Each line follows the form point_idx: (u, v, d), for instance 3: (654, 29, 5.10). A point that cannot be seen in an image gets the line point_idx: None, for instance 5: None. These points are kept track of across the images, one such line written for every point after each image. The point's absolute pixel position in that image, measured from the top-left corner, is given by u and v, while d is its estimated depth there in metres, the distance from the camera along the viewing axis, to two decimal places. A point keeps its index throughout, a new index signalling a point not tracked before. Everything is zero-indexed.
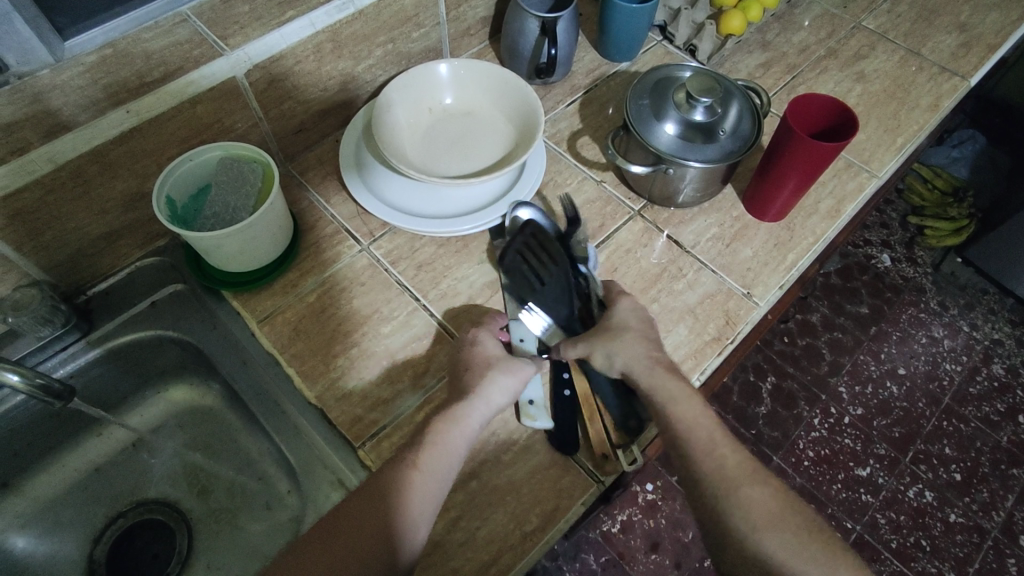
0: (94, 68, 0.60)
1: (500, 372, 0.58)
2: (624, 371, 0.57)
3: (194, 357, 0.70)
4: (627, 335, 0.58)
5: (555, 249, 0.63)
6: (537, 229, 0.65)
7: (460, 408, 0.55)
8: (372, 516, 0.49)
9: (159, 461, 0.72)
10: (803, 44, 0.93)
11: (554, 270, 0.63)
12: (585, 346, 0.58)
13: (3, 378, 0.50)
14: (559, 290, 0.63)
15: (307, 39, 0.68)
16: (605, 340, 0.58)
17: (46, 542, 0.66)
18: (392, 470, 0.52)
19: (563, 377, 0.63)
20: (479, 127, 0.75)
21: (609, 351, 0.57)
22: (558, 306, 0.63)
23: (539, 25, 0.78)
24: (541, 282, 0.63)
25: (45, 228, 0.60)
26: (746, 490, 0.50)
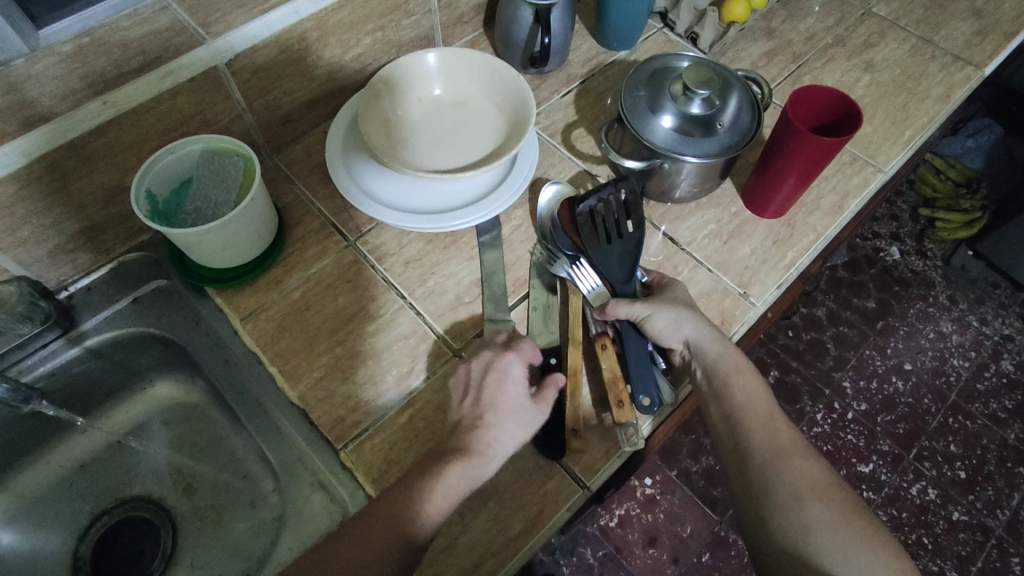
0: (70, 58, 0.58)
1: (517, 415, 0.55)
2: (689, 338, 0.60)
3: (178, 354, 0.69)
4: (693, 307, 0.62)
5: (636, 216, 0.66)
6: (629, 191, 0.67)
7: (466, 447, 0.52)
8: (377, 532, 0.48)
9: (144, 459, 0.71)
10: (810, 32, 0.90)
11: (628, 236, 0.65)
12: (652, 306, 0.60)
13: None
14: (624, 255, 0.65)
15: (292, 27, 0.66)
16: (675, 305, 0.61)
17: (32, 537, 0.66)
18: (395, 503, 0.50)
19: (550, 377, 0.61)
20: (471, 119, 0.72)
21: (679, 316, 0.60)
22: (617, 269, 0.64)
23: (532, 12, 0.75)
24: (610, 240, 0.65)
25: (23, 224, 0.59)
26: (770, 481, 0.54)
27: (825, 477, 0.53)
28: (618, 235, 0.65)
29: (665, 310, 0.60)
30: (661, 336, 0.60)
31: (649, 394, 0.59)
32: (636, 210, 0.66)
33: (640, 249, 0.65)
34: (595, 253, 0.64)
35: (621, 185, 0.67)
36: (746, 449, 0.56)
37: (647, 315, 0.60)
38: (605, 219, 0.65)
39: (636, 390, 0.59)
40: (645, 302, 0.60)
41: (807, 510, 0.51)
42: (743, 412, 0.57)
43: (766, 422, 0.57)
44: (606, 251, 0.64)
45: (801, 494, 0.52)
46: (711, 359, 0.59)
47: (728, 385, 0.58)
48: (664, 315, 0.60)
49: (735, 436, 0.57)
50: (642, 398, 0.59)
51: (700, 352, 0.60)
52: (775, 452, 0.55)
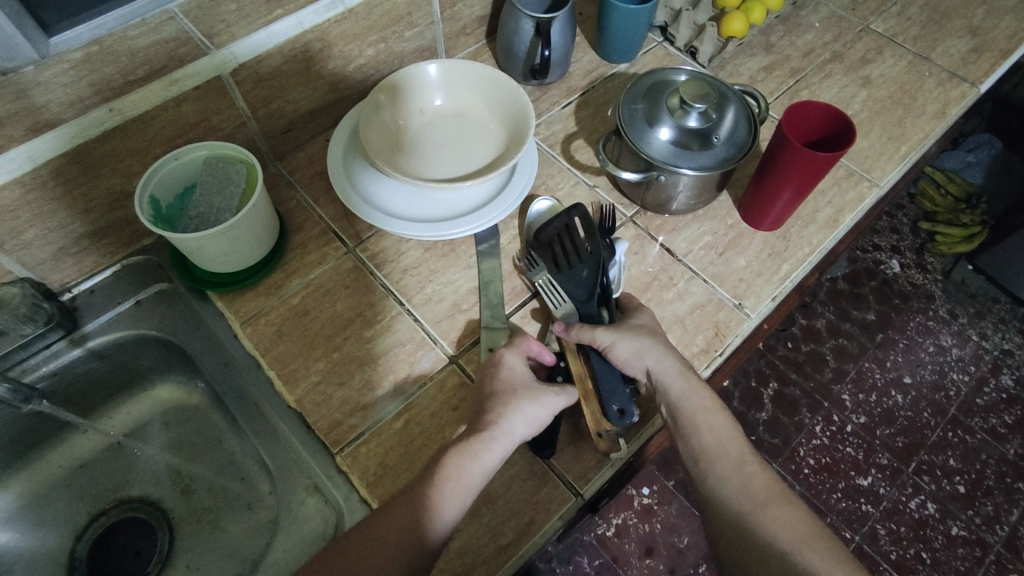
0: (80, 65, 0.58)
1: (532, 398, 0.55)
2: (650, 369, 0.59)
3: (179, 357, 0.70)
4: (658, 337, 0.61)
5: (593, 239, 0.65)
6: (582, 216, 0.66)
7: (478, 443, 0.52)
8: (406, 518, 0.49)
9: (143, 460, 0.72)
10: (808, 48, 0.91)
11: (588, 257, 0.65)
12: (613, 335, 0.59)
13: None
14: (584, 275, 0.64)
15: (295, 39, 0.67)
16: (637, 333, 0.60)
17: (30, 536, 0.67)
18: (415, 504, 0.50)
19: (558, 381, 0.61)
20: (471, 130, 0.73)
21: (641, 346, 0.59)
22: (578, 289, 0.64)
23: (533, 25, 0.76)
24: (569, 266, 0.65)
25: (28, 227, 0.60)
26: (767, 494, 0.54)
27: (808, 526, 0.53)
28: (577, 259, 0.65)
29: (624, 341, 0.59)
30: (625, 364, 0.59)
31: (622, 404, 0.57)
32: (592, 235, 0.65)
33: (600, 268, 0.64)
34: (554, 276, 0.65)
35: (571, 213, 0.67)
36: (737, 463, 0.56)
37: (609, 344, 0.59)
38: (563, 245, 0.66)
39: (611, 397, 0.58)
40: (608, 330, 0.59)
41: (795, 559, 0.50)
42: (714, 455, 0.57)
43: (738, 461, 0.57)
44: (567, 275, 0.65)
45: (781, 544, 0.51)
46: (673, 396, 0.58)
47: (695, 421, 0.58)
48: (627, 344, 0.59)
49: (709, 473, 0.57)
50: (613, 403, 0.57)
51: (663, 384, 0.59)
52: (752, 501, 0.54)
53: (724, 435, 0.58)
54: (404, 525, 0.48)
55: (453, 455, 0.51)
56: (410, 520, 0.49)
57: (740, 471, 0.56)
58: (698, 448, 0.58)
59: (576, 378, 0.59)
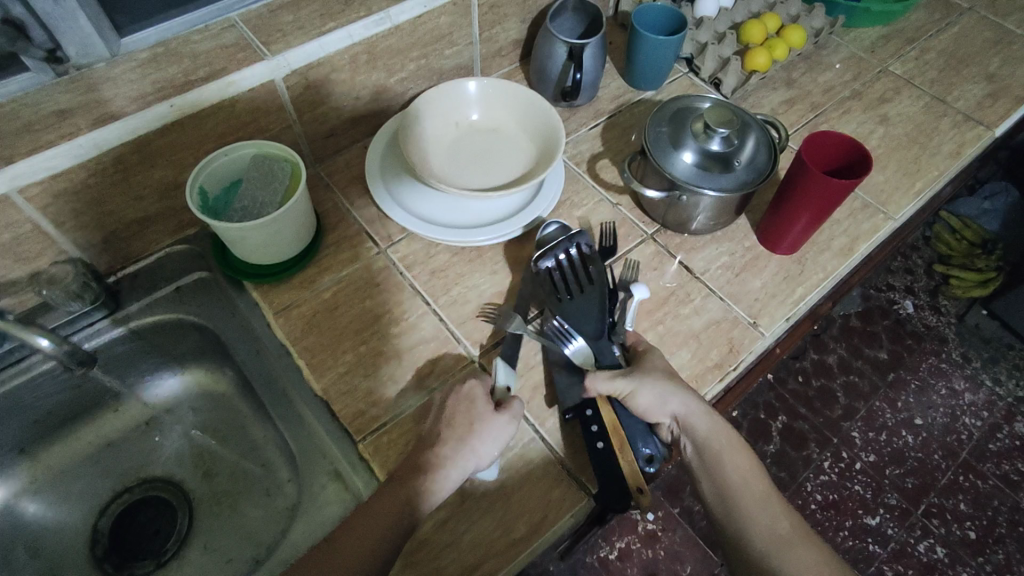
0: (146, 64, 0.65)
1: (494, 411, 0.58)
2: (676, 414, 0.61)
3: (213, 343, 0.73)
4: (674, 377, 0.62)
5: (595, 271, 0.69)
6: (584, 245, 0.70)
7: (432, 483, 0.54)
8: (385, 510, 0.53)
9: (167, 443, 0.75)
10: (828, 85, 0.94)
11: (591, 287, 0.68)
12: (633, 382, 0.60)
13: (33, 339, 0.57)
14: (590, 307, 0.67)
15: (344, 50, 0.71)
16: (657, 378, 0.61)
17: (56, 508, 0.69)
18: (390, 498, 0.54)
19: (591, 431, 0.61)
20: (503, 144, 0.78)
21: (664, 391, 0.60)
22: (588, 324, 0.66)
23: (566, 50, 0.81)
24: (574, 297, 0.67)
25: (85, 209, 0.65)
26: (796, 549, 0.57)
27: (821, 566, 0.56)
28: (580, 290, 0.68)
29: (649, 385, 0.60)
30: (648, 411, 0.60)
31: (651, 448, 0.61)
32: (592, 261, 0.69)
33: (605, 300, 0.67)
34: (563, 312, 0.67)
35: (577, 240, 0.70)
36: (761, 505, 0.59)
37: (631, 392, 0.60)
38: (567, 277, 0.68)
39: (638, 441, 0.61)
40: (627, 378, 0.61)
41: None
42: (738, 495, 0.59)
43: (761, 498, 0.59)
44: (573, 309, 0.67)
45: None
46: (701, 436, 0.60)
47: (720, 460, 0.60)
48: (648, 390, 0.60)
49: (737, 511, 0.59)
50: (643, 447, 0.61)
51: (690, 426, 0.60)
52: (779, 542, 0.57)
53: (745, 468, 0.61)
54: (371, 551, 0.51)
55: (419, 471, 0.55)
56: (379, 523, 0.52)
57: (768, 521, 0.58)
58: (724, 487, 0.60)
59: (610, 428, 0.60)
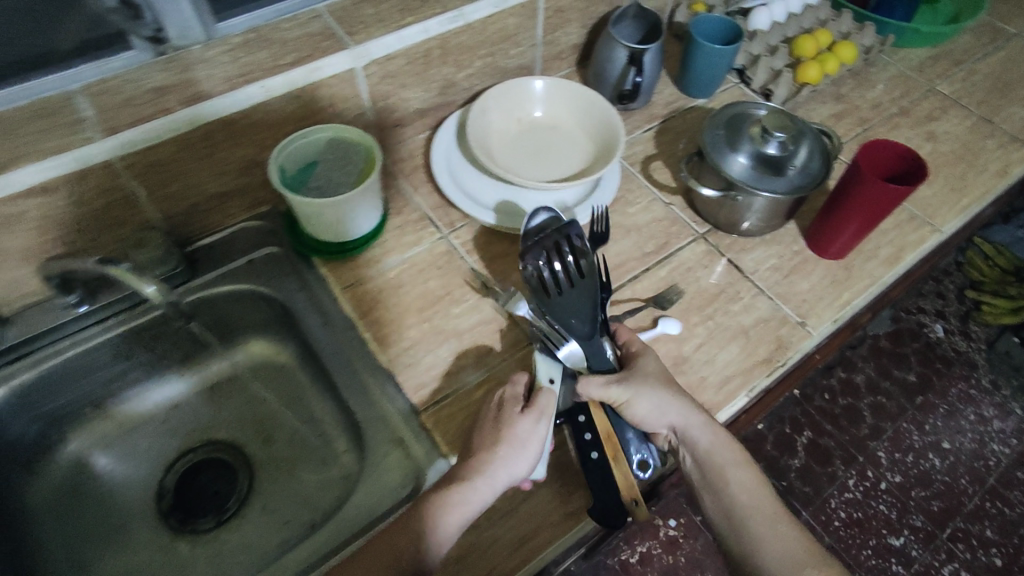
0: (238, 48, 0.70)
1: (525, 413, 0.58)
2: (674, 424, 0.60)
3: (279, 314, 0.76)
4: (672, 385, 0.61)
5: (586, 265, 0.66)
6: (573, 234, 0.67)
7: (460, 492, 0.54)
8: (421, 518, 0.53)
9: (230, 408, 0.79)
10: (877, 101, 0.97)
11: (583, 281, 0.66)
12: (630, 391, 0.59)
13: (143, 287, 0.65)
14: (581, 304, 0.65)
15: (420, 44, 0.75)
16: (652, 386, 0.60)
17: (127, 463, 0.75)
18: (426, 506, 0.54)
19: (585, 441, 0.60)
20: (563, 141, 0.81)
21: (660, 401, 0.59)
22: (580, 322, 0.65)
23: (627, 55, 0.84)
24: (564, 294, 0.66)
25: (172, 181, 0.69)
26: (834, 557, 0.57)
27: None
28: (569, 286, 0.66)
29: (645, 397, 0.59)
30: (645, 421, 0.60)
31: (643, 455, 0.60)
32: (582, 253, 0.67)
33: (597, 297, 0.65)
34: (553, 310, 0.65)
35: (567, 230, 0.68)
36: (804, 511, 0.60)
37: (628, 402, 0.59)
38: (556, 272, 0.66)
39: (631, 446, 0.60)
40: (622, 387, 0.59)
41: None
42: (745, 511, 0.58)
43: (771, 520, 0.58)
44: (563, 306, 0.66)
45: None
46: (703, 450, 0.60)
47: (723, 477, 0.60)
48: (643, 400, 0.59)
49: (743, 529, 0.58)
50: (634, 453, 0.60)
51: (689, 437, 0.60)
52: (790, 562, 0.55)
53: (755, 489, 0.59)
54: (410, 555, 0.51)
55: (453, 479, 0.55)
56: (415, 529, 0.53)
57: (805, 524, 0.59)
58: (729, 506, 0.59)
59: (603, 438, 0.59)
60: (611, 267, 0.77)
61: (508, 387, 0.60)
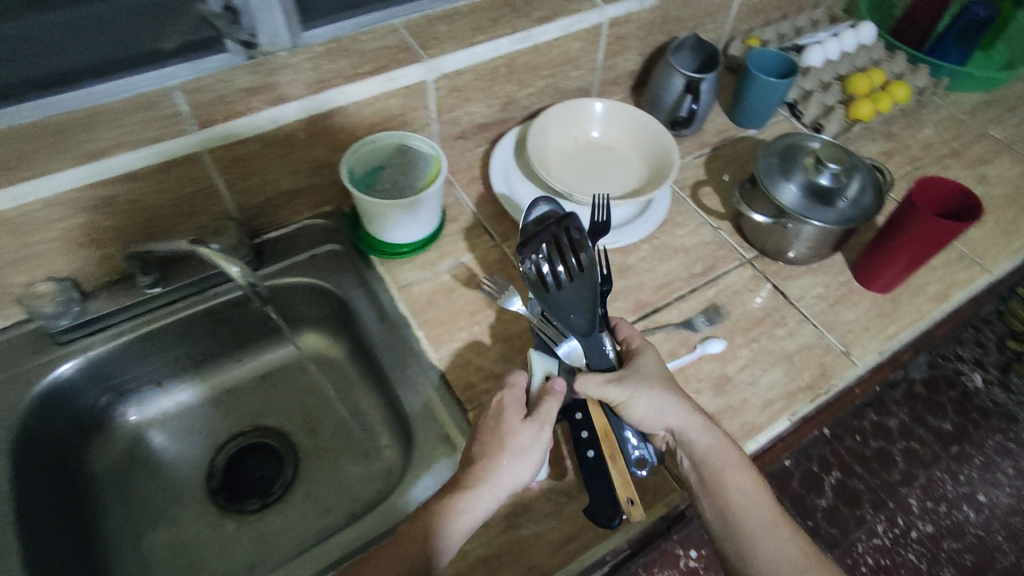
0: (321, 56, 0.74)
1: (530, 420, 0.58)
2: (671, 427, 0.61)
3: (336, 309, 0.79)
4: (670, 386, 0.62)
5: (585, 258, 0.66)
6: (572, 226, 0.66)
7: (466, 500, 0.54)
8: (429, 527, 0.53)
9: (280, 396, 0.82)
10: (927, 141, 0.98)
11: (582, 275, 0.66)
12: (627, 390, 0.60)
13: (230, 269, 0.65)
14: (579, 299, 0.65)
15: (489, 61, 0.79)
16: (650, 387, 0.60)
17: (179, 441, 0.78)
18: (431, 514, 0.54)
19: (582, 438, 0.61)
20: (618, 162, 0.84)
21: (659, 401, 0.60)
22: (578, 318, 0.65)
23: (684, 82, 0.87)
24: (563, 289, 0.65)
25: (251, 175, 0.73)
26: None
27: None
28: (568, 280, 0.66)
29: (643, 396, 0.60)
30: (642, 420, 0.61)
31: (640, 450, 0.61)
32: (582, 246, 0.66)
33: (595, 293, 0.65)
34: (552, 305, 0.65)
35: (566, 222, 0.67)
36: None
37: (625, 399, 0.60)
38: (555, 266, 0.66)
39: (629, 443, 0.61)
40: (619, 386, 0.59)
41: None
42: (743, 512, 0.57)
43: (768, 526, 0.57)
44: (562, 300, 0.65)
45: None
46: (699, 452, 0.60)
47: (721, 481, 0.59)
48: (640, 399, 0.60)
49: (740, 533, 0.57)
50: (632, 449, 0.61)
51: (687, 441, 0.61)
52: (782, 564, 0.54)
53: (753, 494, 0.58)
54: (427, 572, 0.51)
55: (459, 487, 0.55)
56: (422, 539, 0.52)
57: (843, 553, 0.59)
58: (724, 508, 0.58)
59: (601, 434, 0.59)
60: (659, 284, 0.78)
61: (506, 391, 0.61)
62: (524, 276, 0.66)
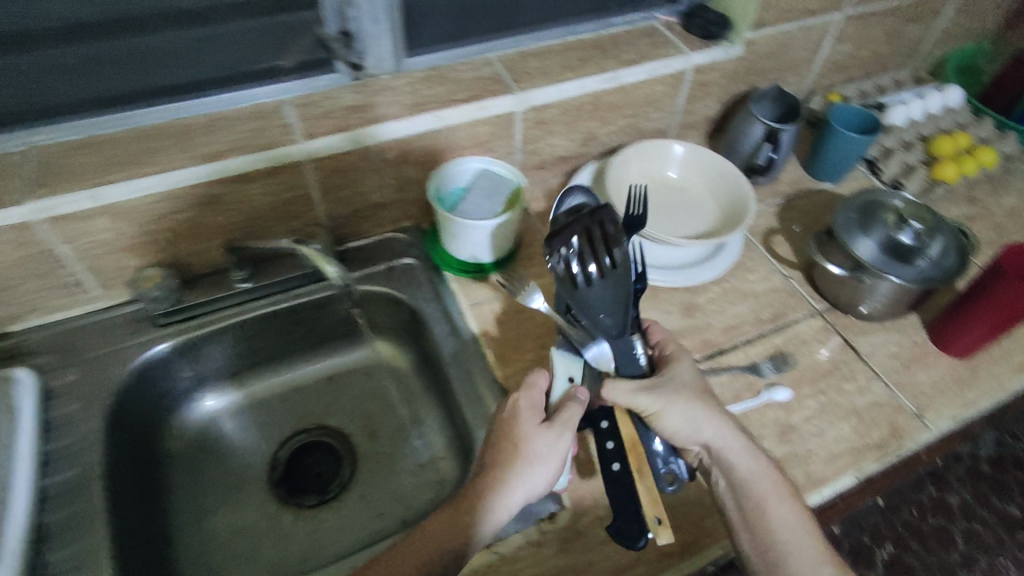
0: (420, 82, 0.79)
1: (550, 426, 0.58)
2: (708, 443, 0.60)
3: (408, 319, 0.82)
4: (706, 400, 0.60)
5: (618, 253, 0.61)
6: (606, 219, 0.62)
7: (481, 504, 0.54)
8: (444, 531, 0.53)
9: (344, 398, 0.85)
10: (1013, 209, 0.95)
11: (615, 272, 0.62)
12: (659, 402, 0.59)
13: (329, 267, 0.75)
14: (609, 298, 0.62)
15: (576, 98, 0.82)
16: (683, 401, 0.59)
17: (247, 431, 0.82)
18: (446, 518, 0.54)
19: (608, 449, 0.60)
20: (693, 203, 0.86)
21: (694, 416, 0.59)
22: (608, 317, 0.62)
23: (764, 131, 0.88)
24: (594, 286, 0.62)
25: (346, 187, 0.78)
26: None
27: None
28: (600, 277, 0.62)
29: (675, 409, 0.59)
30: (675, 434, 0.60)
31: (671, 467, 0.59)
32: (616, 241, 0.61)
33: (627, 292, 0.61)
34: (581, 304, 0.62)
35: (600, 215, 0.62)
36: None
37: (655, 411, 0.59)
38: (586, 262, 0.62)
39: (657, 458, 0.60)
40: (650, 397, 0.58)
41: None
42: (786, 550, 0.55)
43: (815, 564, 0.54)
44: (592, 299, 0.62)
45: None
46: (738, 474, 0.58)
47: (764, 512, 0.56)
48: (673, 412, 0.59)
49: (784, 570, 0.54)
50: (662, 464, 0.60)
51: (723, 458, 0.59)
52: None
53: (799, 528, 0.56)
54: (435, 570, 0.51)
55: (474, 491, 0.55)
56: (436, 542, 0.53)
57: None
58: (767, 544, 0.56)
59: (629, 447, 0.59)
60: (726, 327, 0.79)
61: (524, 393, 0.61)
62: (552, 271, 0.62)
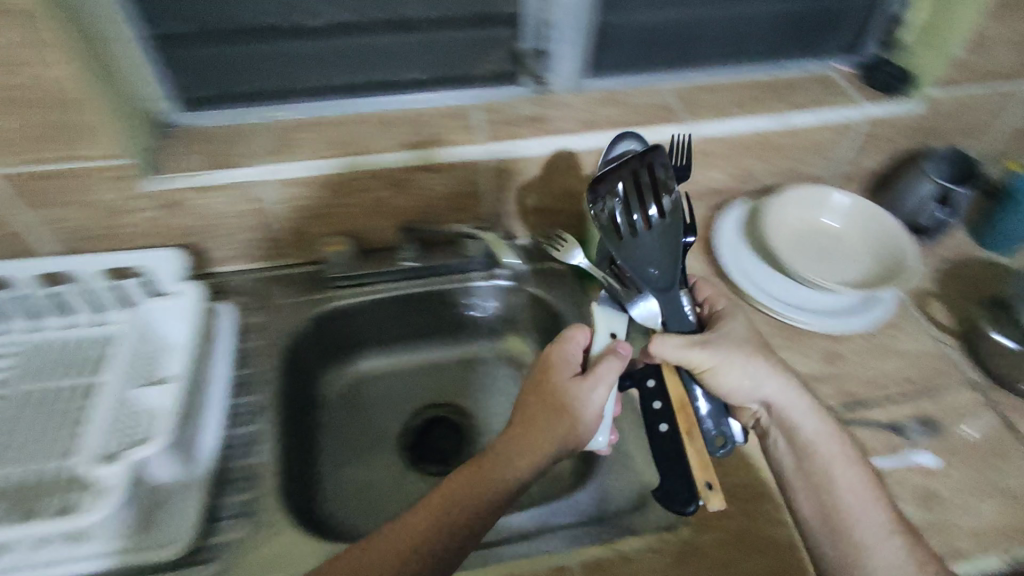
0: (595, 103, 0.85)
1: (588, 383, 0.61)
2: (766, 399, 0.64)
3: (549, 319, 0.88)
4: (765, 359, 0.64)
5: (667, 202, 0.64)
6: (653, 164, 0.64)
7: (512, 458, 0.57)
8: (473, 485, 0.56)
9: (475, 384, 0.92)
10: None
11: (662, 222, 0.64)
12: (716, 358, 0.63)
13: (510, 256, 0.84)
14: (654, 248, 0.65)
15: (742, 134, 0.84)
16: (741, 359, 0.63)
17: (386, 395, 0.90)
18: (475, 472, 0.56)
19: (656, 408, 0.66)
20: (847, 253, 0.84)
21: (756, 375, 0.63)
22: (654, 267, 0.65)
23: (935, 190, 0.86)
24: (640, 237, 0.64)
25: (515, 190, 0.85)
26: None
27: None
28: (648, 229, 0.64)
29: (730, 364, 0.63)
30: (733, 390, 0.64)
31: (721, 428, 0.65)
32: (665, 187, 0.63)
33: (672, 238, 0.64)
34: (631, 257, 0.65)
35: (647, 161, 0.64)
36: None
37: (712, 367, 0.63)
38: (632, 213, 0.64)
39: (705, 419, 0.65)
40: (707, 354, 0.62)
41: None
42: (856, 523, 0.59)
43: (880, 532, 0.58)
44: (640, 251, 0.65)
45: None
46: (801, 433, 0.63)
47: (828, 473, 0.61)
48: (729, 368, 0.63)
49: (863, 550, 0.58)
50: (711, 426, 0.65)
51: (782, 414, 0.64)
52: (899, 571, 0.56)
53: (870, 502, 0.59)
54: (461, 513, 0.54)
55: (506, 445, 0.58)
56: (467, 495, 0.55)
57: None
58: (829, 506, 0.60)
59: (677, 408, 0.65)
60: (870, 381, 0.77)
61: (560, 349, 0.64)
62: (602, 224, 0.65)
